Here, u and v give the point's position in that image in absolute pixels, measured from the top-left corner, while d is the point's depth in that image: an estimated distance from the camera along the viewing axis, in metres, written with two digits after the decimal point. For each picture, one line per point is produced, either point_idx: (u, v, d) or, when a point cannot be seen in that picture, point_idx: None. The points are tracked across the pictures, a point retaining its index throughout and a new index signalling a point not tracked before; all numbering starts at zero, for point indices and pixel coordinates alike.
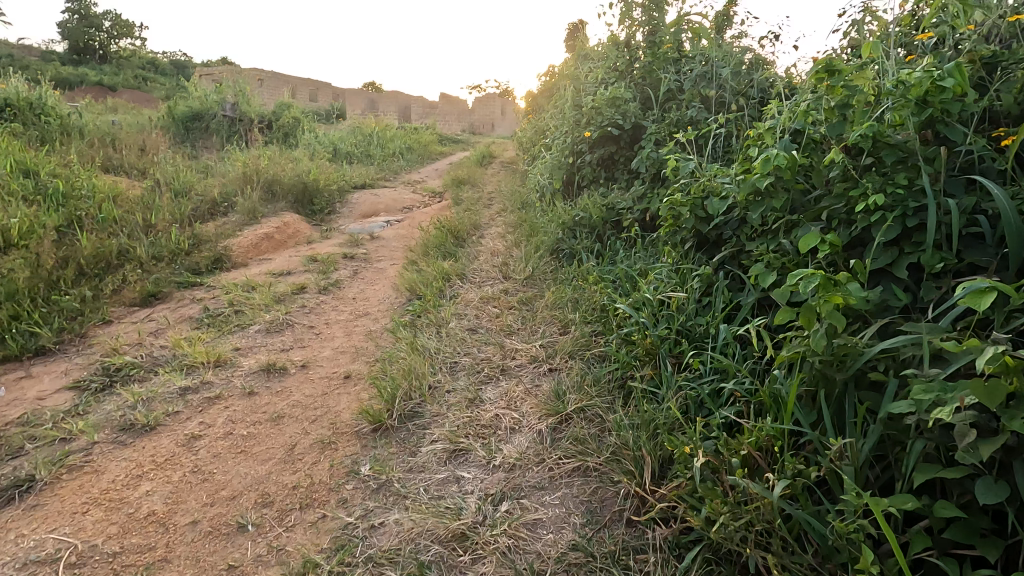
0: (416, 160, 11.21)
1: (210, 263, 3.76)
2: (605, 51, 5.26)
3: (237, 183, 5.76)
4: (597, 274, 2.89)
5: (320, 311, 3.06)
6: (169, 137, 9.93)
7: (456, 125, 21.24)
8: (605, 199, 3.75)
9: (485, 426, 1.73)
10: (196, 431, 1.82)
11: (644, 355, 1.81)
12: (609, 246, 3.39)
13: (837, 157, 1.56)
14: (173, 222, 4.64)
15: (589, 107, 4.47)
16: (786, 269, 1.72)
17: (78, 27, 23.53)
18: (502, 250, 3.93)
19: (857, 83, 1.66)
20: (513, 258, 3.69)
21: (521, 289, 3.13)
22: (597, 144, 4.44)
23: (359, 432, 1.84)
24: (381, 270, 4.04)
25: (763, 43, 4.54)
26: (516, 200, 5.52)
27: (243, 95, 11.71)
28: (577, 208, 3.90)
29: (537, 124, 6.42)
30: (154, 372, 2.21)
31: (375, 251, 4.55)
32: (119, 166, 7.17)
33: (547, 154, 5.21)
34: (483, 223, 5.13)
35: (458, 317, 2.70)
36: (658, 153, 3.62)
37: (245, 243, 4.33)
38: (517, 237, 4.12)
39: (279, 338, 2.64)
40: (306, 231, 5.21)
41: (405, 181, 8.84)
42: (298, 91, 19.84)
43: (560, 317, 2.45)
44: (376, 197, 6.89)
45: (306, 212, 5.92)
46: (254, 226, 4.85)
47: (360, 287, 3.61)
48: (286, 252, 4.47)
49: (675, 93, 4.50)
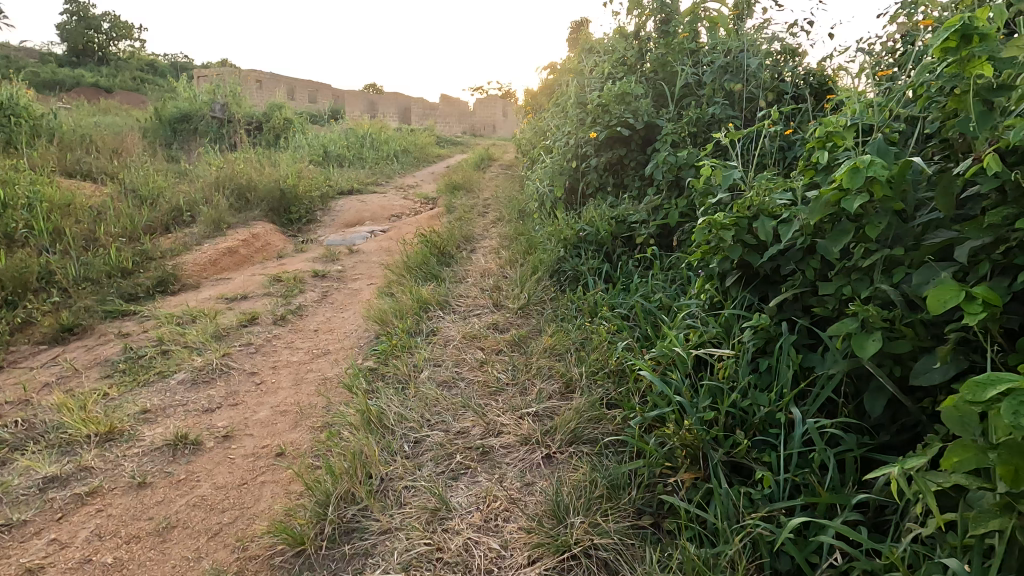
0: (412, 163, 10.67)
1: (153, 287, 3.22)
2: (612, 43, 4.71)
3: (207, 190, 5.23)
4: (608, 308, 2.34)
5: (270, 350, 2.52)
6: (151, 139, 9.42)
7: (456, 126, 20.74)
8: (614, 211, 3.21)
9: (448, 564, 1.18)
10: (37, 562, 1.29)
11: (682, 453, 1.26)
12: (620, 268, 2.84)
13: (986, 167, 1.01)
14: (124, 235, 4.11)
15: (595, 105, 3.92)
16: (893, 330, 1.18)
17: (76, 29, 23.17)
18: (495, 271, 3.40)
19: (1004, 55, 1.11)
20: (508, 281, 3.14)
21: (515, 323, 2.58)
22: (604, 147, 3.88)
23: (271, 560, 1.29)
24: (355, 293, 3.50)
25: (792, 31, 3.97)
26: (514, 209, 4.97)
27: (232, 95, 11.19)
28: (581, 221, 3.35)
29: (537, 124, 5.87)
30: (20, 451, 1.67)
31: (352, 268, 4.00)
32: (89, 170, 6.65)
33: (548, 157, 4.66)
34: (476, 235, 4.59)
35: (433, 364, 2.16)
36: (676, 158, 3.07)
37: (201, 260, 3.79)
38: (513, 253, 3.58)
39: (206, 391, 2.10)
40: (280, 244, 4.68)
41: (399, 185, 8.30)
42: (295, 92, 19.36)
43: (562, 370, 1.90)
44: (363, 204, 6.34)
45: (284, 222, 5.39)
46: (219, 238, 4.33)
47: (326, 316, 3.07)
48: (249, 269, 3.92)
49: (693, 88, 3.94)
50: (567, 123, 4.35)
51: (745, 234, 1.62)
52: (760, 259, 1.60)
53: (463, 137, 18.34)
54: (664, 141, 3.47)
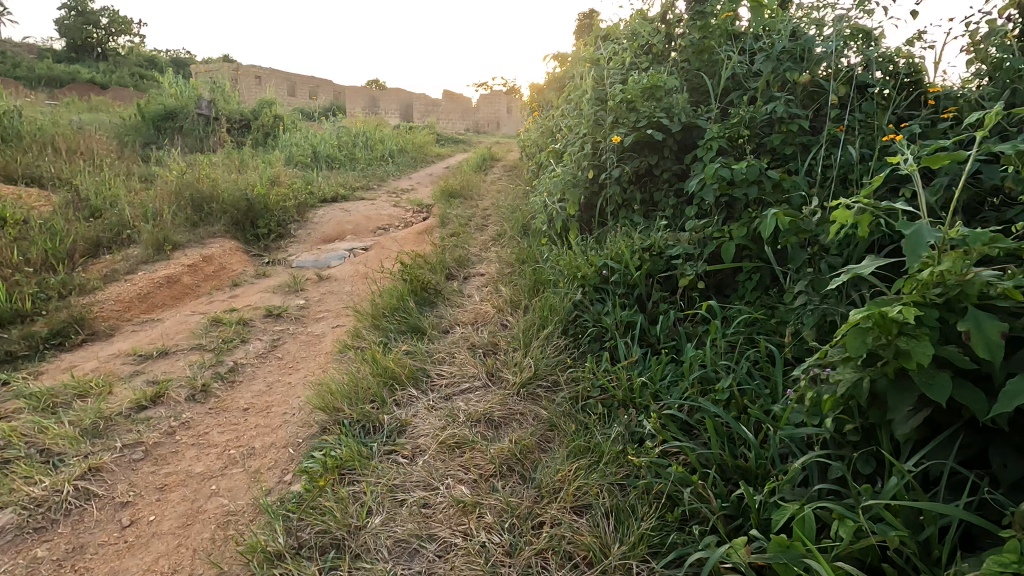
0: (409, 164, 9.91)
1: (45, 339, 2.49)
2: (632, 28, 3.94)
3: (159, 200, 4.50)
4: (655, 410, 1.61)
5: (167, 451, 1.79)
6: (128, 139, 8.72)
7: (458, 123, 20.00)
8: (647, 241, 2.45)
9: None
10: None
11: None
12: (658, 327, 2.10)
13: None
14: (41, 261, 3.40)
15: (616, 102, 3.17)
16: None
17: (74, 24, 22.61)
18: (492, 317, 2.66)
19: None
20: (506, 333, 2.39)
21: (516, 411, 1.84)
22: (628, 155, 3.13)
23: None
24: (314, 342, 2.76)
25: (863, 8, 3.18)
26: (517, 224, 4.22)
27: (220, 91, 10.45)
28: (603, 253, 2.61)
29: (544, 122, 5.10)
30: None
31: (318, 303, 3.26)
32: (42, 175, 5.92)
33: (558, 163, 3.91)
34: (472, 258, 3.84)
35: (389, 502, 1.42)
36: (730, 172, 2.31)
37: (127, 295, 3.06)
38: (515, 292, 2.84)
39: (30, 550, 1.36)
40: (239, 267, 3.94)
41: (392, 190, 7.54)
42: (293, 87, 18.62)
43: (594, 548, 1.19)
44: (347, 214, 5.59)
45: (250, 238, 4.64)
46: (161, 262, 3.59)
47: (267, 381, 2.33)
48: (190, 305, 3.19)
49: (741, 80, 3.15)
50: (581, 123, 3.58)
51: (949, 348, 0.87)
52: (990, 407, 0.84)
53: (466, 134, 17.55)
54: (707, 149, 2.72)
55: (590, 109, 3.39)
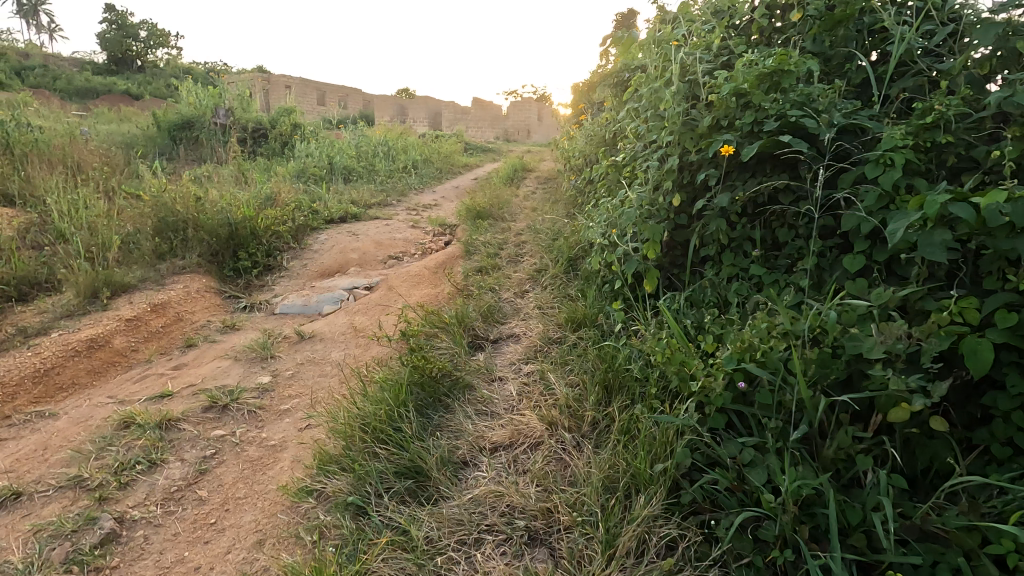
0: (434, 176, 9.04)
1: None
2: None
3: (119, 226, 3.67)
4: None
5: None
6: (136, 150, 8.08)
7: (488, 131, 19.11)
8: (810, 328, 1.43)
9: None
10: None
11: None
12: (881, 523, 1.09)
13: None
14: None
15: (717, 98, 2.16)
16: None
17: (113, 37, 22.78)
18: (540, 441, 1.65)
19: None
20: (566, 490, 1.39)
21: None
22: (738, 175, 2.11)
23: None
24: (263, 461, 1.80)
25: None
26: (563, 260, 3.22)
27: (239, 99, 9.84)
28: (722, 338, 1.59)
29: (594, 128, 4.10)
30: None
31: (287, 383, 2.31)
32: (15, 192, 5.19)
33: (620, 181, 2.90)
34: (503, 310, 2.86)
35: None
36: (986, 209, 1.29)
37: (18, 374, 2.19)
38: (573, 390, 1.84)
39: None
40: (203, 316, 3.05)
41: (413, 207, 6.64)
42: (322, 97, 18.10)
43: None
44: (354, 238, 4.68)
45: (228, 273, 3.75)
46: (96, 315, 2.73)
47: (158, 564, 1.38)
48: (110, 385, 2.30)
49: (906, 60, 2.09)
50: (660, 127, 2.56)
51: None
52: None
53: (496, 144, 16.67)
54: (888, 167, 1.69)
55: (673, 108, 2.39)
